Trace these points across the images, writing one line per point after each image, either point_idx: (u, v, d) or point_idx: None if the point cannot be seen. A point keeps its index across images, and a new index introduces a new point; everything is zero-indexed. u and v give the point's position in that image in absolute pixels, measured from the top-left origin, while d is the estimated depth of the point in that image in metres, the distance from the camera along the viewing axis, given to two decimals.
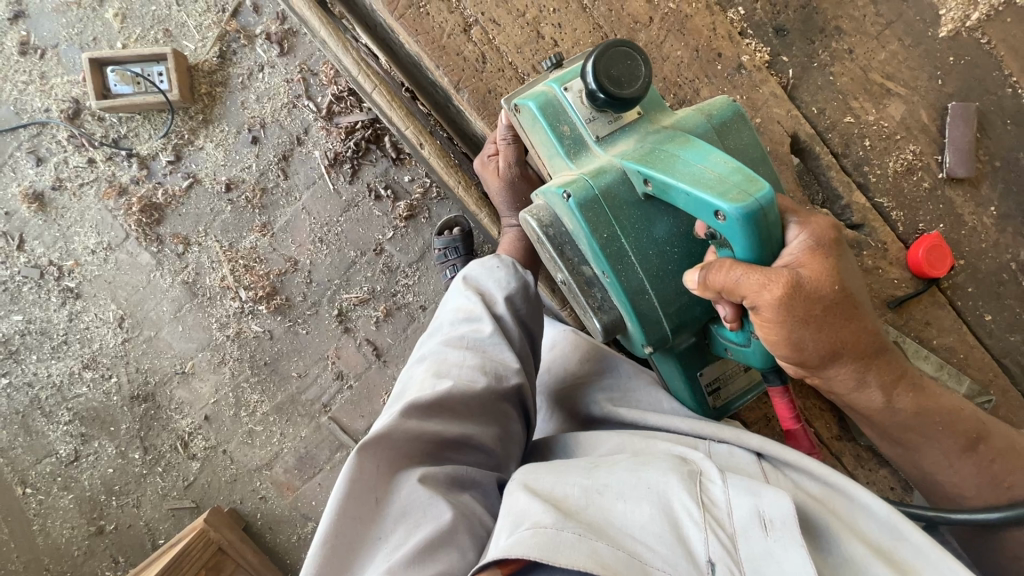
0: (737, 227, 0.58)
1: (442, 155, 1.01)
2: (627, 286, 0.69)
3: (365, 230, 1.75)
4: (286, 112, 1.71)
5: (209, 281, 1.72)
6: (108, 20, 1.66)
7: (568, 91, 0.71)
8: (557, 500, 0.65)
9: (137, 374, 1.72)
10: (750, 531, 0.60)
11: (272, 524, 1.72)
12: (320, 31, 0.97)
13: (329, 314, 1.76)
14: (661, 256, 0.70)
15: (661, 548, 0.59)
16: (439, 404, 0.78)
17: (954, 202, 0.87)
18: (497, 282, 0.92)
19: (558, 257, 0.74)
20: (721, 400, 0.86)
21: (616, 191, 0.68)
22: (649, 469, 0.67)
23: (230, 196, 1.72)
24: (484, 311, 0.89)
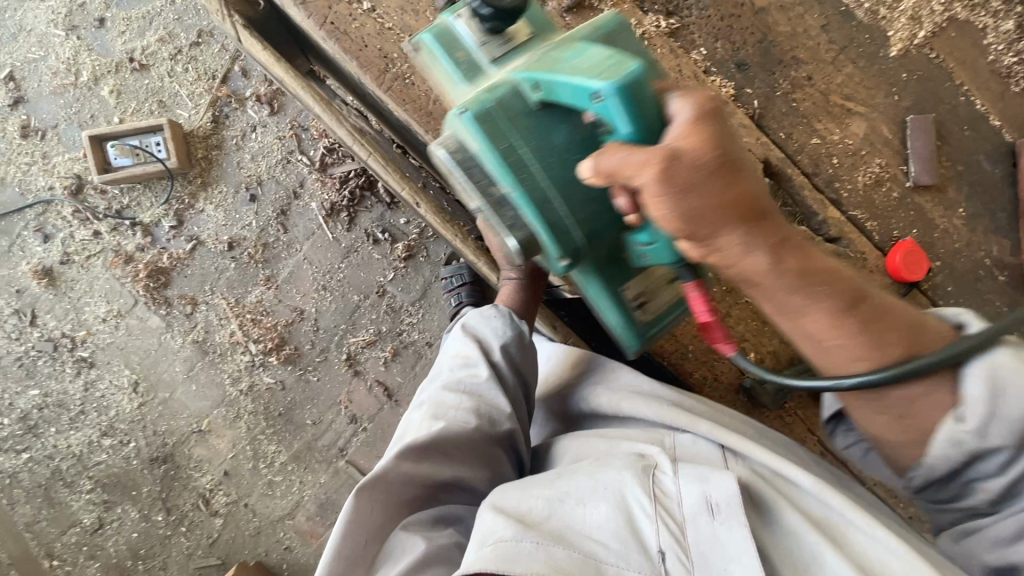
0: (613, 105, 0.61)
1: (438, 211, 1.06)
2: (536, 195, 0.71)
3: (366, 273, 1.81)
4: (281, 167, 1.78)
5: (219, 338, 1.76)
6: (104, 97, 1.72)
7: (459, 19, 0.80)
8: (521, 515, 0.72)
9: (155, 437, 1.75)
10: (697, 518, 0.69)
11: (299, 572, 1.74)
12: (314, 107, 1.00)
13: (338, 359, 1.80)
14: (562, 161, 0.71)
15: (615, 545, 0.68)
16: (433, 445, 0.83)
17: (923, 207, 0.92)
18: (494, 331, 0.98)
19: (467, 180, 0.73)
20: (649, 314, 0.87)
21: (510, 100, 0.70)
22: (606, 471, 0.75)
23: (233, 254, 1.77)
24: (479, 358, 0.94)
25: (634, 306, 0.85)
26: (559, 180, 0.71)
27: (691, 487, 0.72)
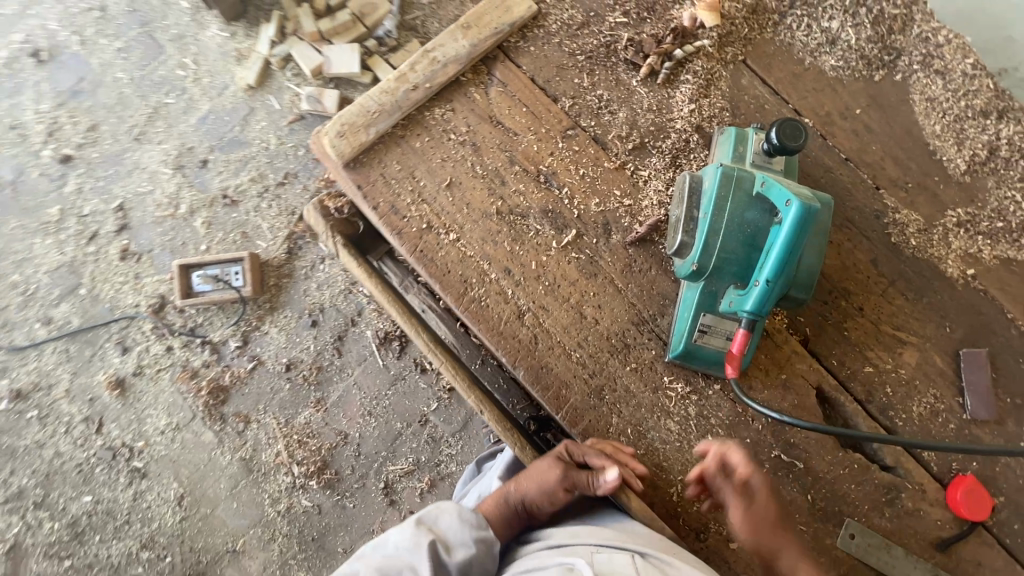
0: (791, 215, 0.74)
1: (500, 417, 1.04)
2: (712, 226, 0.82)
3: (411, 401, 1.87)
4: (343, 296, 1.91)
5: (265, 456, 1.83)
6: (197, 226, 1.92)
7: (761, 132, 0.89)
8: None
9: (190, 554, 1.78)
10: None
11: None
12: (396, 317, 1.05)
13: (375, 486, 1.82)
14: (740, 227, 0.81)
15: None
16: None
17: (983, 439, 0.92)
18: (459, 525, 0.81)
19: (683, 196, 0.88)
20: (699, 343, 0.86)
21: (746, 179, 0.83)
22: None
23: (289, 375, 1.87)
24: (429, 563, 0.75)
25: (695, 328, 0.86)
26: (731, 227, 0.81)
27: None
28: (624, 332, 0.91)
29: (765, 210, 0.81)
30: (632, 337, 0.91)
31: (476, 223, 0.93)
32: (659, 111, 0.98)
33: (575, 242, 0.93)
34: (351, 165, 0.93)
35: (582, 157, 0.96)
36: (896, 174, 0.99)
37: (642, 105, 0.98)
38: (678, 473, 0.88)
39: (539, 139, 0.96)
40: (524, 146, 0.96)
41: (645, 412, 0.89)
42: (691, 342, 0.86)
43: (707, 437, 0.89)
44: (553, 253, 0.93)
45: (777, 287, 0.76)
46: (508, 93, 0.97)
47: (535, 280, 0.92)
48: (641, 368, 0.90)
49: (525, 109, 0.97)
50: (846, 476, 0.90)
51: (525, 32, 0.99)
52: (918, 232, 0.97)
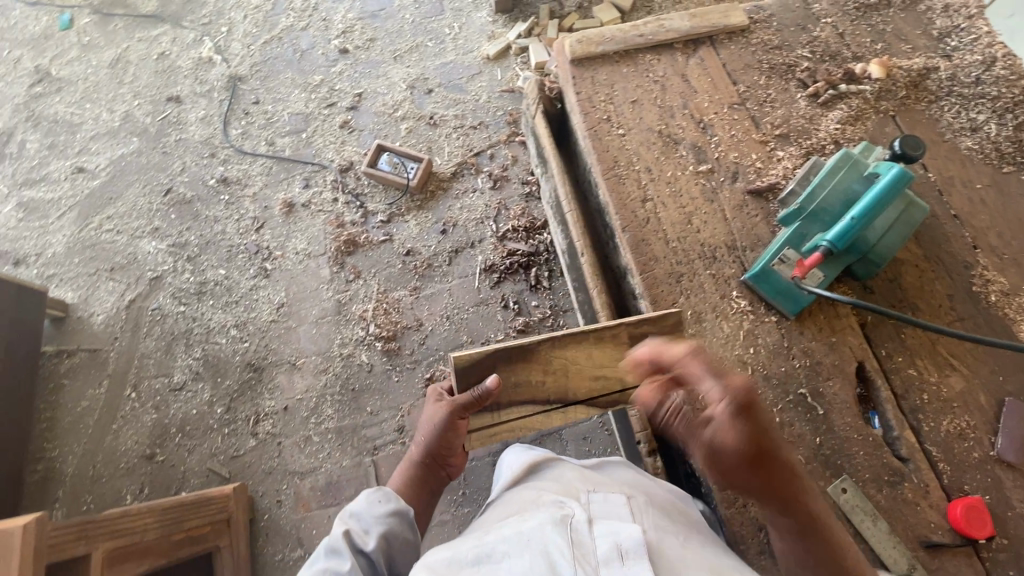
0: (887, 180, 0.96)
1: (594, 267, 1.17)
2: (821, 182, 1.04)
3: (483, 325, 2.11)
4: (475, 223, 2.26)
5: (355, 307, 2.15)
6: (401, 129, 2.44)
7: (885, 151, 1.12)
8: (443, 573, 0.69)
9: (262, 349, 2.09)
10: (612, 563, 0.72)
11: (272, 531, 1.86)
12: (554, 165, 1.26)
13: (421, 375, 2.04)
14: (843, 192, 1.03)
15: None
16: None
17: (1003, 481, 0.97)
18: (370, 515, 1.05)
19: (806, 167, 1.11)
20: (774, 268, 1.05)
21: (862, 162, 1.05)
22: (528, 523, 0.76)
23: (405, 259, 2.22)
24: (346, 545, 0.97)
25: (776, 256, 1.05)
26: (836, 187, 1.03)
27: (605, 539, 0.75)
28: (716, 247, 1.12)
29: (868, 186, 1.02)
30: (721, 253, 1.12)
31: (641, 131, 1.22)
32: (810, 120, 1.24)
33: (706, 173, 1.19)
34: (575, 64, 1.29)
35: (737, 125, 1.23)
36: (996, 243, 1.13)
37: (799, 113, 1.25)
38: (713, 361, 1.04)
39: (710, 102, 1.26)
40: (697, 101, 1.26)
41: (707, 307, 1.07)
42: (769, 264, 1.05)
43: (749, 349, 1.05)
44: (686, 174, 1.19)
45: (855, 228, 0.97)
46: (701, 66, 1.29)
47: (665, 184, 1.17)
48: (719, 277, 1.10)
49: (709, 80, 1.28)
50: (858, 442, 0.99)
51: (731, 37, 1.33)
52: (1000, 293, 1.09)
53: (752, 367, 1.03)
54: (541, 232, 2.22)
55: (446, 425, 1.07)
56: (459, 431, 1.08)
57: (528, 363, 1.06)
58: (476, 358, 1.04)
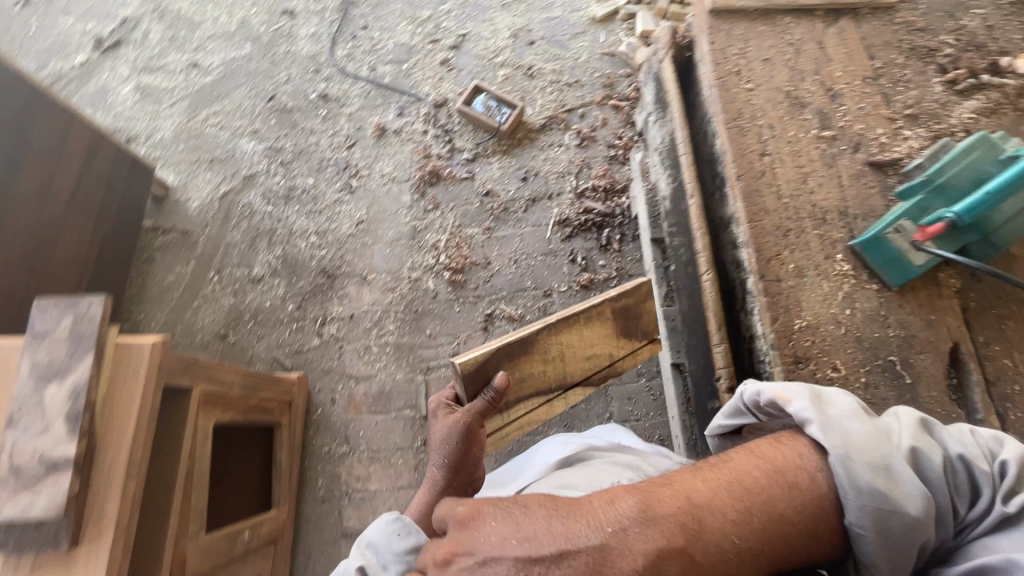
0: None
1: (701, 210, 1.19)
2: (955, 158, 1.04)
3: (549, 274, 2.16)
4: (555, 176, 2.30)
5: (428, 236, 2.23)
6: (498, 75, 2.48)
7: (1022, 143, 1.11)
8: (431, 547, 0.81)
9: (337, 259, 2.20)
10: None
11: (323, 424, 1.98)
12: (676, 108, 1.27)
13: (481, 311, 2.11)
14: (977, 170, 1.02)
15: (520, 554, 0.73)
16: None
17: None
18: (387, 551, 0.86)
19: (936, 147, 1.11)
20: (888, 236, 1.05)
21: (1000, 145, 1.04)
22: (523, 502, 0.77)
23: (484, 198, 2.27)
24: None
25: (892, 225, 1.06)
26: (970, 164, 1.03)
27: None
28: (827, 210, 1.13)
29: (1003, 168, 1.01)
30: (831, 217, 1.13)
31: (768, 89, 1.23)
32: (943, 106, 1.22)
33: (828, 139, 1.19)
34: (713, 15, 1.30)
35: (867, 99, 1.23)
36: None
37: (932, 97, 1.23)
38: (808, 314, 1.06)
39: (843, 72, 1.25)
40: (830, 70, 1.25)
41: (810, 264, 1.09)
42: (883, 233, 1.05)
43: (846, 310, 1.06)
44: (808, 137, 1.19)
45: (986, 203, 0.97)
46: (839, 37, 1.29)
47: (786, 143, 1.19)
48: (826, 238, 1.11)
49: (846, 51, 1.27)
50: (941, 417, 1.00)
51: (875, 13, 1.31)
52: None
53: (846, 327, 1.05)
54: (620, 196, 2.24)
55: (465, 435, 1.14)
56: (479, 440, 1.15)
57: (532, 355, 1.17)
58: (480, 363, 1.11)
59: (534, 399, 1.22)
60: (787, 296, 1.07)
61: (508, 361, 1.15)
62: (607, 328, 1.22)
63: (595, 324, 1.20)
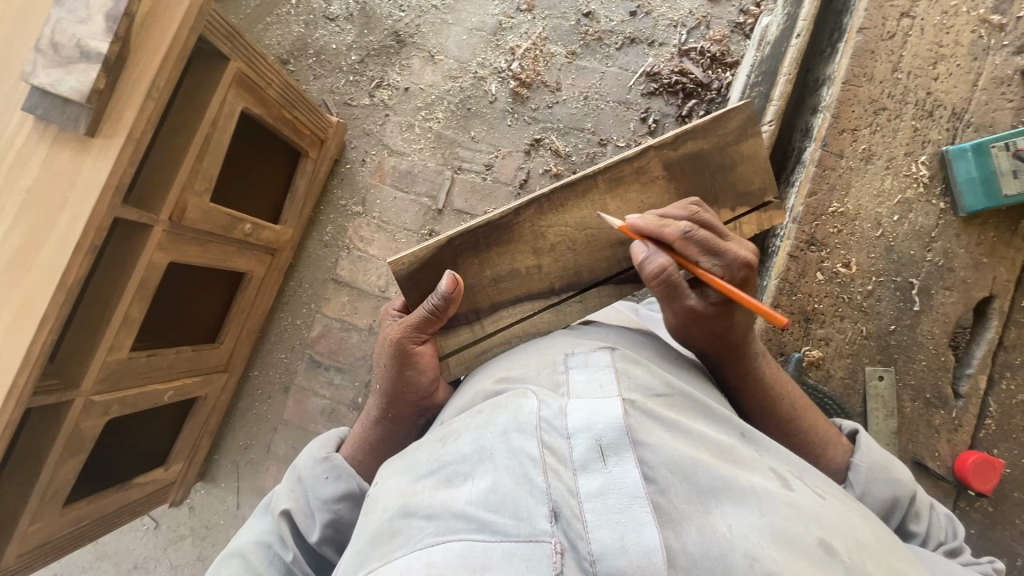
0: None
1: (800, 54, 1.09)
2: None
3: (612, 125, 2.01)
4: (668, 23, 2.03)
5: (510, 37, 2.06)
6: None
7: None
8: (403, 494, 0.67)
9: (412, 26, 2.09)
10: (591, 463, 0.63)
11: (347, 181, 2.04)
12: None
13: (531, 133, 2.02)
14: None
15: (495, 520, 0.59)
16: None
17: (1003, 456, 1.02)
18: (313, 496, 0.99)
19: None
20: (988, 151, 0.95)
21: None
22: (493, 417, 0.71)
23: (582, 19, 2.05)
24: (287, 536, 0.96)
25: (1004, 142, 0.94)
26: None
27: (582, 437, 0.65)
28: (941, 104, 1.00)
29: None
30: (937, 113, 1.00)
31: None
32: None
33: (993, 26, 0.99)
34: None
35: None
36: None
37: None
38: (850, 202, 1.01)
39: None
40: None
41: (884, 154, 1.01)
42: (987, 146, 0.95)
43: (894, 215, 1.01)
44: (965, 18, 0.99)
45: None
46: None
47: (940, 11, 1.00)
48: (917, 137, 1.00)
49: None
50: (927, 353, 1.01)
51: None
52: None
53: (883, 232, 1.01)
54: (725, 70, 1.98)
55: (398, 358, 0.99)
56: (422, 359, 0.99)
57: (514, 244, 0.99)
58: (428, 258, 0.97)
59: (524, 306, 1.02)
60: (840, 175, 1.02)
61: (473, 255, 0.98)
62: (657, 193, 0.99)
63: (636, 189, 0.99)
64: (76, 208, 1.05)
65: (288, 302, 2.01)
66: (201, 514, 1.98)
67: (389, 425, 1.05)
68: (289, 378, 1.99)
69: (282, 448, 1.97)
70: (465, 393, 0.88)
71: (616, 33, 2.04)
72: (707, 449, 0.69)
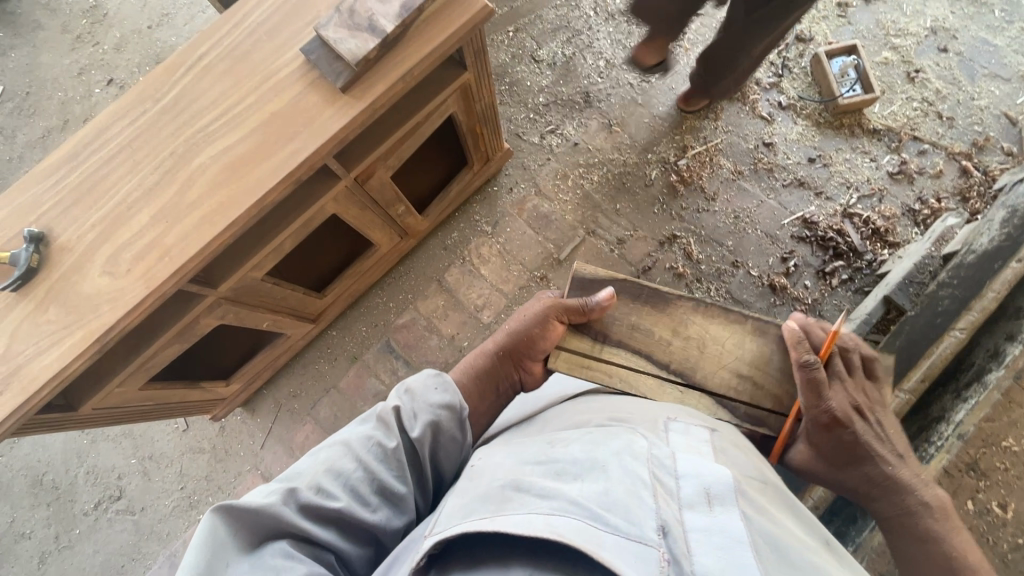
0: None
1: None
2: None
3: (751, 252, 2.01)
4: (843, 182, 2.05)
5: (688, 136, 2.14)
6: (878, 55, 2.16)
7: None
8: (515, 475, 0.75)
9: (603, 94, 2.21)
10: (698, 505, 0.68)
11: (488, 201, 2.14)
12: None
13: (671, 227, 2.06)
14: None
15: (610, 517, 0.64)
16: (322, 506, 0.81)
17: None
18: (420, 400, 0.99)
19: None
20: None
21: None
22: (605, 443, 0.77)
23: (760, 147, 2.11)
24: (392, 427, 0.94)
25: None
26: None
27: (689, 481, 0.71)
28: None
29: None
30: None
31: None
32: None
33: None
34: None
35: None
36: None
37: None
38: None
39: None
40: None
41: None
42: None
43: None
44: None
45: None
46: None
47: None
48: None
49: None
50: None
51: None
52: None
53: None
54: (884, 247, 1.96)
55: (539, 320, 1.10)
56: (552, 334, 1.09)
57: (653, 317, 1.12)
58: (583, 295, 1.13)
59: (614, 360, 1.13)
60: None
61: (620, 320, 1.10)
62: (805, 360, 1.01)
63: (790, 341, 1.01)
64: (303, 144, 1.17)
65: (390, 284, 2.09)
66: (228, 437, 2.03)
67: (492, 367, 1.13)
68: (360, 350, 2.05)
69: (325, 411, 2.01)
70: (568, 417, 0.94)
71: (789, 171, 2.07)
72: (805, 541, 0.71)
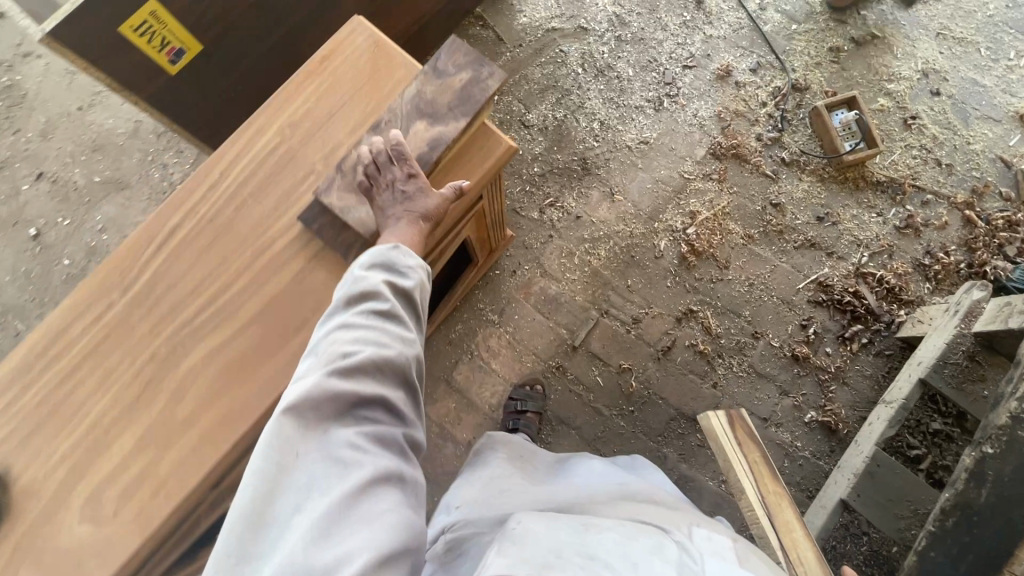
0: None
1: None
2: None
3: (769, 321, 1.95)
4: (853, 239, 2.00)
5: (693, 200, 2.04)
6: (874, 101, 2.12)
7: None
8: (549, 540, 0.66)
9: (601, 159, 2.08)
10: None
11: (491, 287, 1.99)
12: None
13: (687, 301, 1.97)
14: None
15: None
16: (350, 363, 0.79)
17: None
18: (398, 261, 0.93)
19: None
20: None
21: None
22: (636, 538, 0.71)
23: (768, 208, 2.03)
24: (380, 286, 0.89)
25: None
26: None
27: None
28: None
29: None
30: None
31: None
32: None
33: None
34: None
35: None
36: None
37: None
38: None
39: None
40: None
41: None
42: None
43: None
44: None
45: None
46: None
47: None
48: None
49: None
50: None
51: None
52: None
53: None
54: (900, 306, 1.93)
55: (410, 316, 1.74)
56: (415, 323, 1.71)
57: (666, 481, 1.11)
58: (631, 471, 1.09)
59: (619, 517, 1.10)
60: None
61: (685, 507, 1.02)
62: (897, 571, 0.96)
63: None
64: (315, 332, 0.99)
65: None
66: None
67: None
68: None
69: None
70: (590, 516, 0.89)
71: (799, 232, 2.01)
72: None
